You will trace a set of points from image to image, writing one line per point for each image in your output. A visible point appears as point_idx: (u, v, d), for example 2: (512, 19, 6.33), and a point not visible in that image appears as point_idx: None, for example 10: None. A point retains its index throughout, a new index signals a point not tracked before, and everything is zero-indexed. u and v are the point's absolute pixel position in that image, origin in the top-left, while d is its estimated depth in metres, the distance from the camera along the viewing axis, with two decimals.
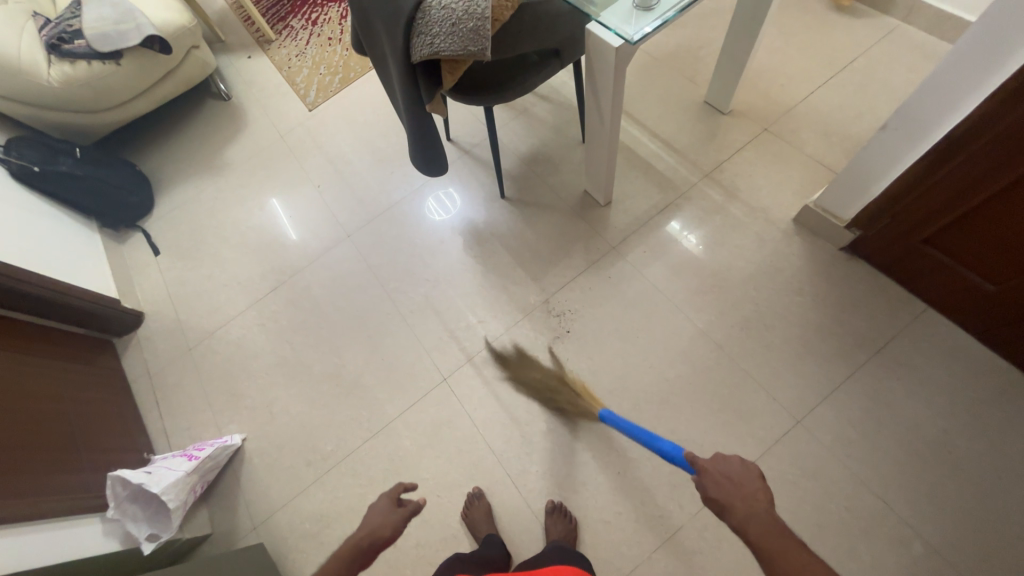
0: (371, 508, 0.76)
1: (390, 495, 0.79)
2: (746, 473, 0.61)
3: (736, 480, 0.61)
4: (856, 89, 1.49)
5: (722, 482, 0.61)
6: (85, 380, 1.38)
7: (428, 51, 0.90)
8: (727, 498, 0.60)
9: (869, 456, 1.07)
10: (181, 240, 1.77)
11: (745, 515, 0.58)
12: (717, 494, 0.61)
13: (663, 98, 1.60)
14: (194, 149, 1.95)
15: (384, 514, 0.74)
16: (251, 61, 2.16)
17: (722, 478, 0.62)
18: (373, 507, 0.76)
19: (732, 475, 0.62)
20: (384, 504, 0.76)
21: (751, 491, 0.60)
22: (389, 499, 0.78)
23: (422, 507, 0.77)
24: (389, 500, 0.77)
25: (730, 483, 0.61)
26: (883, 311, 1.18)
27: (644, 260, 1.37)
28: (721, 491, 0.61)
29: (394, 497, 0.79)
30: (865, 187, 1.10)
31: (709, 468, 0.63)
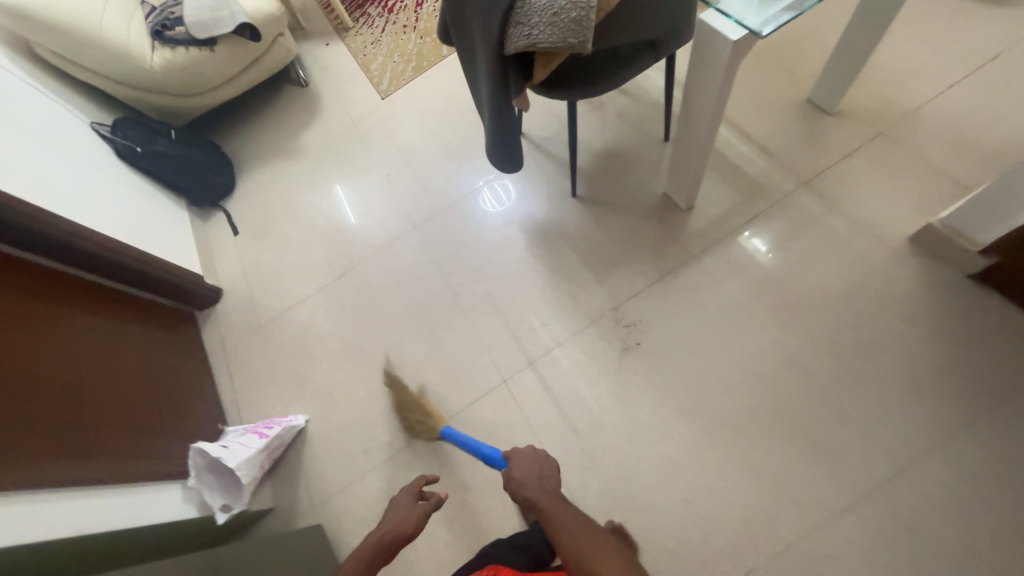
0: (396, 504, 0.91)
1: (412, 490, 0.94)
2: (540, 458, 0.92)
3: (534, 463, 0.91)
4: (996, 90, 1.28)
5: (524, 462, 0.91)
6: (170, 350, 1.47)
7: (525, 43, 0.86)
8: (520, 474, 0.88)
9: (989, 519, 0.93)
10: (258, 221, 1.84)
11: (530, 484, 0.85)
12: (516, 472, 0.89)
13: (757, 95, 1.46)
14: (273, 134, 2.03)
15: (406, 509, 0.89)
16: (328, 48, 2.21)
17: (525, 461, 0.91)
18: (399, 501, 0.92)
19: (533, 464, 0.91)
20: (407, 500, 0.91)
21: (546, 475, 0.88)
22: (410, 492, 0.93)
23: (441, 502, 0.92)
24: (412, 493, 0.93)
25: (528, 464, 0.90)
26: (1019, 353, 1.02)
27: (726, 272, 1.26)
28: (518, 467, 0.90)
29: (416, 491, 0.94)
30: (1014, 207, 0.95)
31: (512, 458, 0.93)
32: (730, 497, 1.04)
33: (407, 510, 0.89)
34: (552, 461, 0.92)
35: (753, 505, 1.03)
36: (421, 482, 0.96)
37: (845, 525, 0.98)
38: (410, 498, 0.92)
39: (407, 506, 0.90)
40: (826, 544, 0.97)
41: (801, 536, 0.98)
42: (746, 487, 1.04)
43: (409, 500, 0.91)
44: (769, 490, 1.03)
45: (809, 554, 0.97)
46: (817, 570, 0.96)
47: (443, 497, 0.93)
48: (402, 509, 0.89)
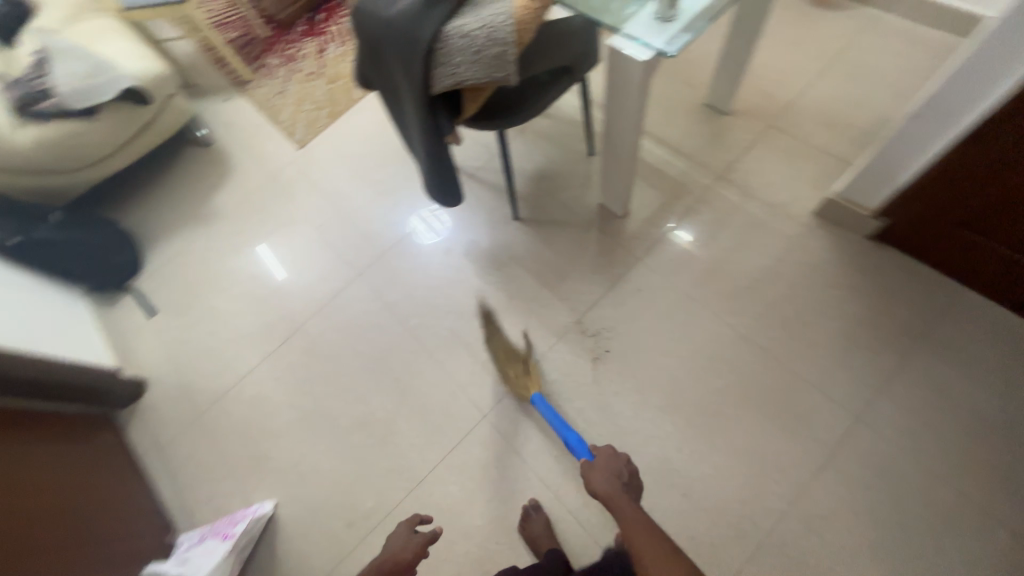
0: (393, 537, 0.93)
1: (409, 527, 0.96)
2: (619, 462, 0.90)
3: (612, 466, 0.89)
4: (850, 79, 1.51)
5: (600, 467, 0.88)
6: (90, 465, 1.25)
7: (451, 81, 0.87)
8: (598, 476, 0.86)
9: (936, 445, 1.05)
10: (177, 296, 1.65)
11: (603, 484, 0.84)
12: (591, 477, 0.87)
13: (662, 104, 1.60)
14: (180, 199, 1.85)
15: (405, 541, 0.90)
16: (229, 103, 2.08)
17: (602, 466, 0.89)
18: (396, 534, 0.94)
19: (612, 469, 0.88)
20: (404, 533, 0.93)
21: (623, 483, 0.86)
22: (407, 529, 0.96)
23: (437, 536, 0.91)
24: (408, 527, 0.95)
25: (606, 469, 0.88)
26: (923, 296, 1.18)
27: (672, 268, 1.34)
28: (597, 472, 0.87)
29: (412, 526, 0.96)
30: (892, 174, 1.10)
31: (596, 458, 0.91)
32: (724, 481, 1.09)
33: (401, 540, 0.92)
34: (636, 471, 0.91)
35: (747, 482, 1.07)
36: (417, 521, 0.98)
37: (826, 482, 1.05)
38: (405, 531, 0.95)
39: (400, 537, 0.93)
40: (814, 504, 1.04)
41: (792, 502, 1.04)
42: (734, 468, 1.09)
43: (404, 533, 0.93)
44: (755, 465, 1.09)
45: (803, 517, 1.03)
46: (813, 531, 1.02)
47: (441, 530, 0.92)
48: (395, 543, 0.90)
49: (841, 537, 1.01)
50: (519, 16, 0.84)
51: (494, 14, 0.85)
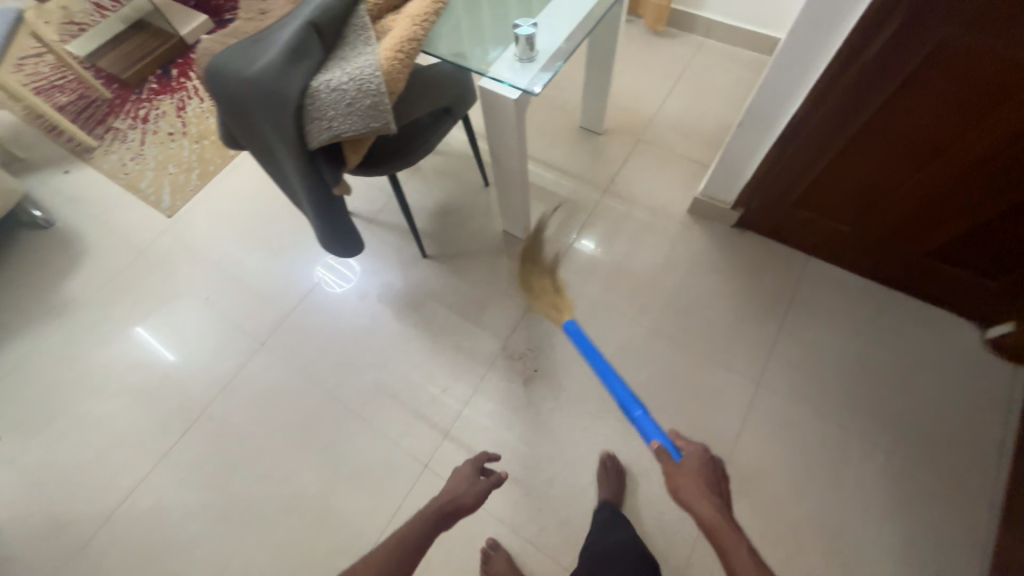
0: (458, 474, 0.92)
1: (475, 466, 0.96)
2: (710, 469, 0.84)
3: (702, 473, 0.83)
4: (693, 94, 1.76)
5: (693, 485, 0.80)
6: None
7: (328, 135, 0.85)
8: (687, 487, 0.80)
9: (819, 392, 1.22)
10: (25, 412, 1.35)
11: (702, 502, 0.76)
12: (684, 489, 0.80)
13: (544, 130, 1.72)
14: (17, 294, 1.54)
15: (467, 482, 0.89)
16: (71, 176, 1.81)
17: (693, 481, 0.81)
18: (461, 473, 0.93)
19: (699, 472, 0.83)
20: (469, 474, 0.92)
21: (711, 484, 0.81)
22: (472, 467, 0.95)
23: (503, 479, 0.88)
24: (474, 468, 0.93)
25: (699, 488, 0.79)
26: (783, 267, 1.39)
27: (581, 279, 1.42)
28: (692, 492, 0.79)
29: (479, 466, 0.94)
30: (737, 174, 1.29)
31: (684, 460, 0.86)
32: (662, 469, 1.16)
33: (462, 483, 0.90)
34: (727, 476, 0.85)
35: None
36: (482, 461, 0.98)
37: (744, 447, 1.17)
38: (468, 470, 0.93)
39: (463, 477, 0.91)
40: (740, 469, 1.15)
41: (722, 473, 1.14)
42: None
43: (469, 474, 0.91)
44: None
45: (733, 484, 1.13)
46: (744, 495, 1.12)
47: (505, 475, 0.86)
48: (460, 483, 0.88)
49: (766, 493, 1.12)
50: (388, 68, 0.86)
51: (362, 67, 0.86)
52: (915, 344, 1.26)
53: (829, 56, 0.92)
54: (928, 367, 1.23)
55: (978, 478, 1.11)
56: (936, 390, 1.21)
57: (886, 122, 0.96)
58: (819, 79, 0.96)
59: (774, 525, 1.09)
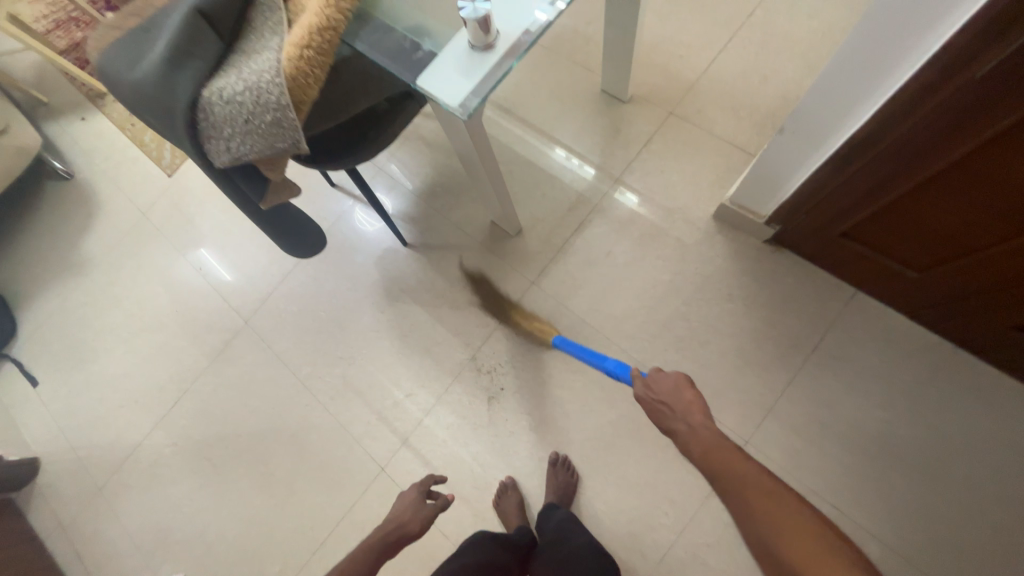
0: (406, 500, 0.91)
1: (419, 489, 0.95)
2: (681, 388, 0.75)
3: (673, 397, 0.74)
4: (757, 48, 1.35)
5: (662, 409, 0.75)
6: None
7: (228, 157, 0.72)
8: (667, 416, 0.74)
9: (819, 463, 1.05)
10: (59, 361, 1.53)
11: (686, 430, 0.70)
12: (659, 414, 0.75)
13: (557, 94, 1.43)
14: (45, 248, 1.67)
15: (414, 509, 0.89)
16: (86, 123, 1.82)
17: (662, 405, 0.75)
18: (406, 498, 0.92)
19: (665, 395, 0.75)
20: (417, 499, 0.91)
21: (685, 401, 0.73)
22: (417, 490, 0.94)
23: (448, 503, 0.91)
24: (420, 492, 0.93)
25: (669, 409, 0.74)
26: (815, 304, 1.13)
27: (567, 290, 1.26)
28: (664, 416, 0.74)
29: (425, 490, 0.94)
30: (778, 183, 1.02)
31: (648, 388, 0.77)
32: (614, 515, 1.09)
33: (412, 507, 0.90)
34: (691, 381, 0.75)
35: (635, 515, 1.08)
36: (429, 482, 0.97)
37: (711, 508, 1.06)
38: (414, 493, 0.94)
39: (410, 501, 0.91)
40: (701, 532, 1.05)
41: (679, 532, 1.06)
42: (625, 502, 1.09)
43: (416, 498, 0.91)
44: (645, 498, 1.09)
45: (689, 546, 1.04)
46: (698, 559, 1.03)
47: (452, 497, 0.93)
48: (406, 508, 0.89)
49: (724, 564, 1.03)
50: (292, 72, 0.69)
51: (261, 72, 0.69)
52: (962, 425, 1.02)
53: (914, 67, 0.66)
54: (969, 453, 1.00)
55: None
56: (969, 481, 0.99)
57: (991, 162, 0.69)
58: (893, 96, 0.71)
59: None
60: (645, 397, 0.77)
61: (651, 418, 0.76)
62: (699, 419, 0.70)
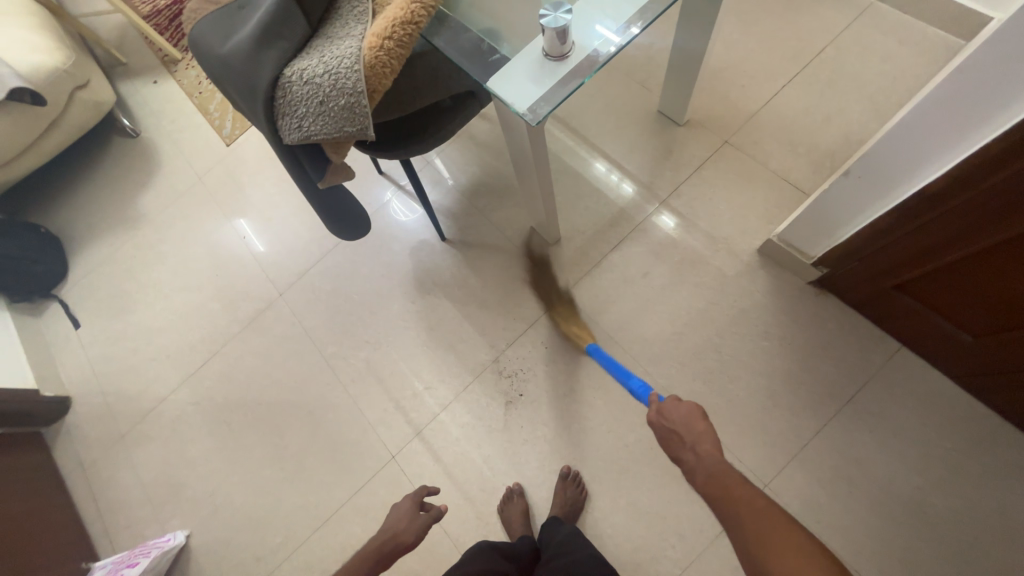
0: (399, 512, 0.88)
1: (413, 500, 0.92)
2: (693, 418, 0.70)
3: (685, 426, 0.70)
4: (825, 86, 1.32)
5: (674, 438, 0.70)
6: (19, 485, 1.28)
7: (298, 135, 0.74)
8: (678, 446, 0.69)
9: (841, 521, 1.00)
10: (102, 308, 1.60)
11: (697, 461, 0.65)
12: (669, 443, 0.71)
13: (612, 110, 1.43)
14: (104, 200, 1.75)
15: (407, 520, 0.86)
16: (157, 87, 1.91)
17: (674, 435, 0.70)
18: (399, 509, 0.89)
19: (676, 424, 0.71)
20: (410, 510, 0.88)
21: (697, 433, 0.68)
22: (411, 502, 0.91)
23: (443, 514, 0.89)
24: (413, 503, 0.90)
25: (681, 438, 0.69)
26: (856, 355, 1.09)
27: (598, 306, 1.25)
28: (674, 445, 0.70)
29: (418, 500, 0.91)
30: (833, 226, 0.99)
31: (661, 415, 0.73)
32: (619, 540, 1.07)
33: (408, 517, 0.87)
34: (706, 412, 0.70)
35: (642, 544, 1.05)
36: (424, 492, 0.94)
37: (720, 549, 1.02)
38: (409, 502, 0.91)
39: (403, 512, 0.88)
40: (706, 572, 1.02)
41: (684, 568, 1.03)
42: (631, 528, 1.07)
43: (410, 509, 0.89)
44: (653, 528, 1.06)
45: None
46: None
47: (444, 508, 0.89)
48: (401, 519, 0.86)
49: None
50: (371, 61, 0.70)
51: (341, 57, 0.71)
52: (1004, 505, 0.96)
53: (1002, 126, 0.64)
54: (1008, 535, 0.94)
55: None
56: (1005, 564, 0.93)
57: None
58: (973, 154, 0.68)
59: None
60: (658, 423, 0.73)
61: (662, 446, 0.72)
62: (711, 451, 0.66)
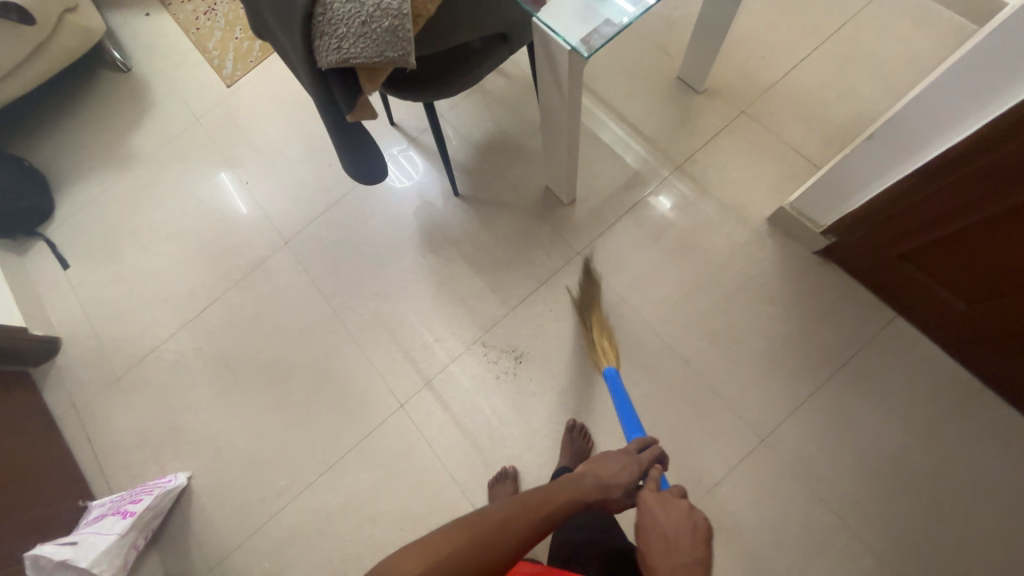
0: (620, 460, 0.75)
1: (639, 462, 0.75)
2: (693, 537, 0.62)
3: (682, 541, 0.61)
4: (841, 62, 1.34)
5: (660, 545, 0.62)
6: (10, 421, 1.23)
7: (336, 58, 0.72)
8: (663, 553, 0.61)
9: (829, 473, 1.07)
10: (93, 248, 1.54)
11: None
12: (652, 538, 0.63)
13: (632, 74, 1.43)
14: (93, 136, 1.66)
15: (622, 483, 0.72)
16: (149, 19, 1.80)
17: (664, 535, 0.63)
18: (621, 462, 0.74)
19: (675, 533, 0.62)
20: (633, 471, 0.74)
21: (693, 553, 0.60)
22: (637, 464, 0.74)
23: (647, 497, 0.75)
24: (638, 471, 0.74)
25: (670, 547, 0.61)
26: (854, 321, 1.15)
27: (610, 267, 1.27)
28: (659, 551, 0.61)
29: (643, 466, 0.75)
30: (846, 196, 1.02)
31: (664, 511, 0.65)
32: None
33: (621, 486, 0.72)
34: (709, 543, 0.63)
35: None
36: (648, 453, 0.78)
37: (716, 498, 1.08)
38: (631, 467, 0.74)
39: (627, 479, 0.73)
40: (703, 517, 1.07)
41: None
42: None
43: (631, 476, 0.73)
44: None
45: None
46: None
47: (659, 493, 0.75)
48: (619, 479, 0.72)
49: (722, 551, 1.05)
50: None
51: None
52: (974, 459, 1.04)
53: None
54: (978, 490, 1.02)
55: None
56: (972, 515, 1.01)
57: None
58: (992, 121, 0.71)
59: None
60: (652, 511, 0.65)
61: (644, 538, 0.64)
62: None
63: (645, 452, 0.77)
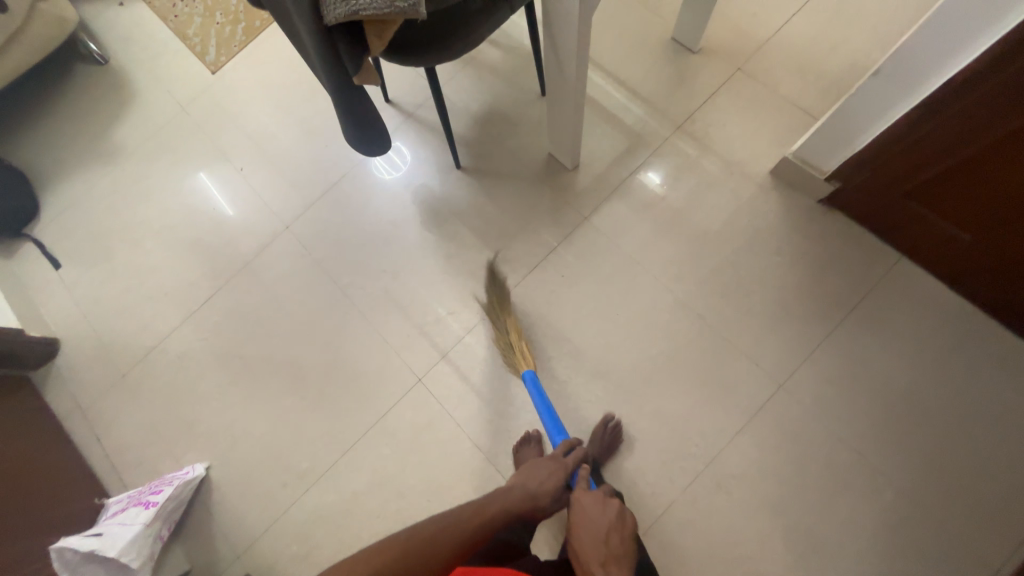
0: (546, 465, 0.91)
1: (560, 466, 0.91)
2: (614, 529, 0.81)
3: (605, 530, 0.80)
4: (832, 14, 1.36)
5: (589, 538, 0.79)
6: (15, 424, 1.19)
7: (344, 10, 0.70)
8: (589, 541, 0.79)
9: (846, 413, 1.10)
10: (84, 246, 1.49)
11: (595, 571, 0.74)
12: (581, 534, 0.80)
13: (626, 37, 1.42)
14: (74, 132, 1.60)
15: (549, 486, 0.88)
16: (123, 9, 1.73)
17: (593, 531, 0.80)
18: (546, 468, 0.90)
19: (600, 526, 0.80)
20: (558, 477, 0.89)
21: (614, 540, 0.79)
22: (559, 469, 0.90)
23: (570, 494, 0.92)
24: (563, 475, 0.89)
25: (595, 539, 0.79)
26: (861, 266, 1.17)
27: (618, 229, 1.28)
28: (587, 540, 0.79)
29: (564, 469, 0.91)
30: (849, 139, 1.04)
31: (588, 508, 0.83)
32: (647, 442, 1.12)
33: (550, 493, 0.87)
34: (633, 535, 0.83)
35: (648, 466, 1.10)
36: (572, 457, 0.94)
37: (739, 445, 1.10)
38: (556, 472, 0.90)
39: (553, 484, 0.88)
40: (728, 465, 1.09)
41: (708, 463, 1.10)
42: (658, 431, 1.13)
43: (557, 481, 0.89)
44: (679, 431, 1.12)
45: (715, 476, 1.09)
46: (722, 489, 1.08)
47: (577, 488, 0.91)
48: (544, 482, 0.88)
49: (749, 495, 1.07)
50: None
51: None
52: (983, 388, 1.08)
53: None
54: (988, 417, 1.06)
55: (990, 538, 1.00)
56: (984, 441, 1.05)
57: None
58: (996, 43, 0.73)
59: (747, 528, 1.05)
60: (580, 510, 0.84)
61: (577, 535, 0.80)
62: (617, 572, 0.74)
63: (569, 457, 0.93)
